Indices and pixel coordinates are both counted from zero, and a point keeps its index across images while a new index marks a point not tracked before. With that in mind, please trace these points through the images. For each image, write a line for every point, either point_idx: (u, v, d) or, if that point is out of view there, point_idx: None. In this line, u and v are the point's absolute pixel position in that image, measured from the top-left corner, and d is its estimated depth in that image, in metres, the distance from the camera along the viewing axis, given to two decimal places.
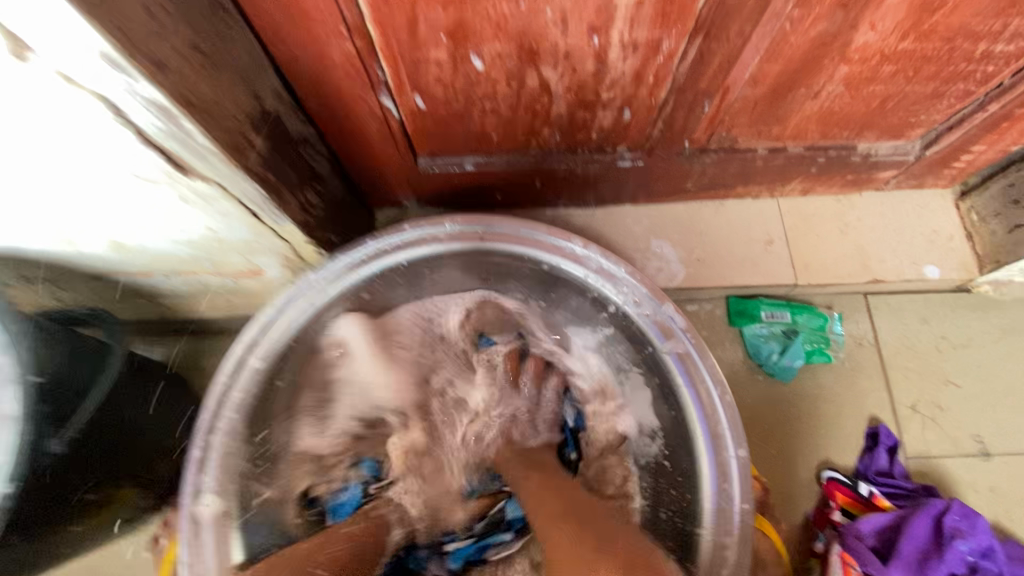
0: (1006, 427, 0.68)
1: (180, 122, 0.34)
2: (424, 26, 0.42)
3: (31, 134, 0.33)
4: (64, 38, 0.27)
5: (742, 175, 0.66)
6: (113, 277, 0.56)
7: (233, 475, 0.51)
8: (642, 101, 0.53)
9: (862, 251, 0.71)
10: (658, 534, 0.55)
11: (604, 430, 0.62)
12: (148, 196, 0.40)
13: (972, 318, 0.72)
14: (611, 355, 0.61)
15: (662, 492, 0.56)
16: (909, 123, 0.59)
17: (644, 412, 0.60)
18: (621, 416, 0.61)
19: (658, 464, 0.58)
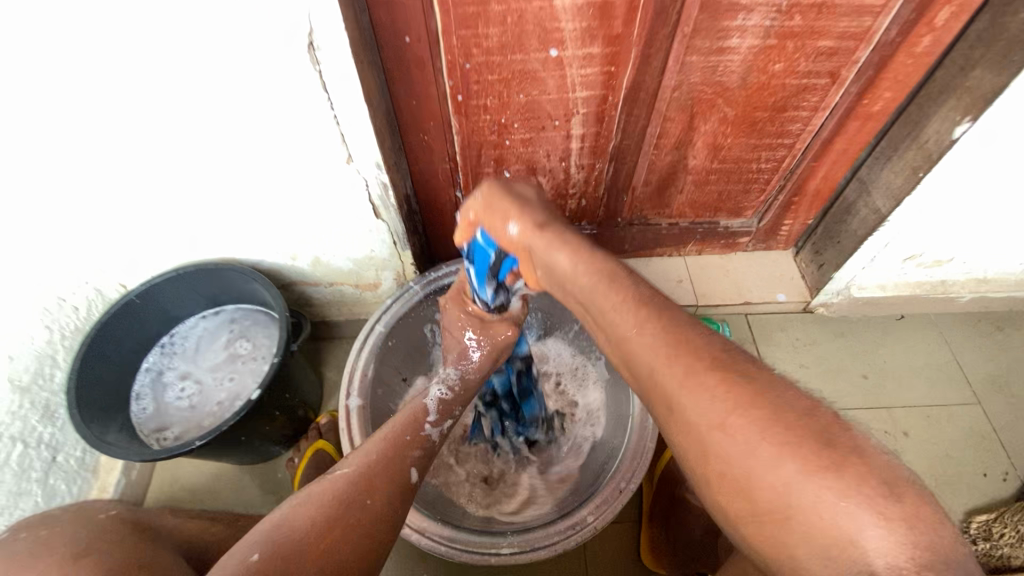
0: (841, 393, 1.05)
1: (388, 192, 0.80)
2: (483, 157, 0.90)
3: (327, 194, 0.79)
4: (366, 157, 0.73)
5: (658, 240, 1.12)
6: (295, 287, 0.98)
7: (366, 392, 0.87)
8: (591, 195, 1.01)
9: (738, 285, 1.14)
10: (610, 450, 0.85)
11: (580, 420, 0.96)
12: (353, 228, 0.85)
13: (814, 328, 1.13)
14: (580, 345, 0.98)
15: (613, 423, 0.89)
16: (742, 208, 1.06)
17: (600, 375, 0.95)
18: (590, 405, 0.96)
19: (610, 408, 0.92)
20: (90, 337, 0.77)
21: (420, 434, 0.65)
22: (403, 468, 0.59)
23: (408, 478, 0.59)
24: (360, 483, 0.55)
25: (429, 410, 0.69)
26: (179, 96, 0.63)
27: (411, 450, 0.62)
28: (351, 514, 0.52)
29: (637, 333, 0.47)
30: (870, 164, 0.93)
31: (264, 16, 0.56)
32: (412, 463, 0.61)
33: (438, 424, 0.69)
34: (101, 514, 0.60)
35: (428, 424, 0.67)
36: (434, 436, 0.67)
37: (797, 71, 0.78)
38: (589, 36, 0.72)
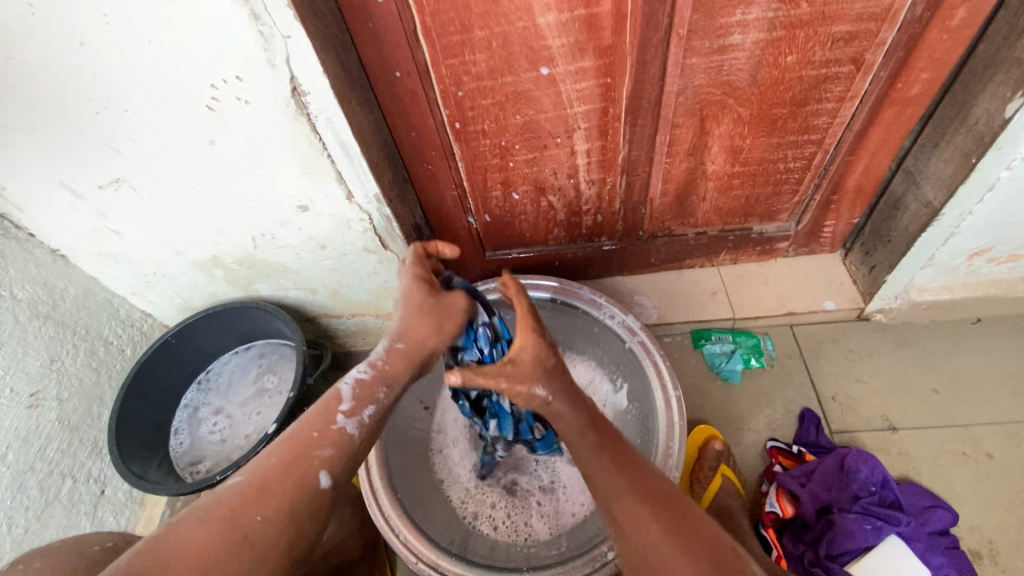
0: (907, 409, 0.93)
1: (392, 223, 0.81)
2: (489, 181, 0.90)
3: (336, 233, 0.81)
4: (366, 192, 0.75)
5: (686, 251, 1.06)
6: (319, 320, 1.01)
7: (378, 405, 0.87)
8: (607, 210, 0.97)
9: (779, 294, 1.05)
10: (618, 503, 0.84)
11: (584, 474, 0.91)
12: (366, 261, 0.87)
13: (872, 336, 1.02)
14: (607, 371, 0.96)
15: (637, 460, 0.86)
16: (774, 212, 0.98)
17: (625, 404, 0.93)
18: None
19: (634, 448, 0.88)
20: (131, 380, 0.83)
21: (330, 428, 0.55)
22: (311, 471, 0.53)
23: (316, 484, 0.53)
24: (253, 499, 0.50)
25: (343, 397, 0.57)
26: (193, 160, 0.68)
27: (318, 450, 0.54)
28: (228, 534, 0.48)
29: (595, 459, 0.57)
30: (917, 153, 0.83)
31: (249, 71, 0.58)
32: (321, 464, 0.54)
33: (355, 413, 0.57)
34: (96, 545, 0.61)
35: (341, 414, 0.56)
36: (347, 429, 0.56)
37: (814, 61, 0.72)
38: (578, 50, 0.70)
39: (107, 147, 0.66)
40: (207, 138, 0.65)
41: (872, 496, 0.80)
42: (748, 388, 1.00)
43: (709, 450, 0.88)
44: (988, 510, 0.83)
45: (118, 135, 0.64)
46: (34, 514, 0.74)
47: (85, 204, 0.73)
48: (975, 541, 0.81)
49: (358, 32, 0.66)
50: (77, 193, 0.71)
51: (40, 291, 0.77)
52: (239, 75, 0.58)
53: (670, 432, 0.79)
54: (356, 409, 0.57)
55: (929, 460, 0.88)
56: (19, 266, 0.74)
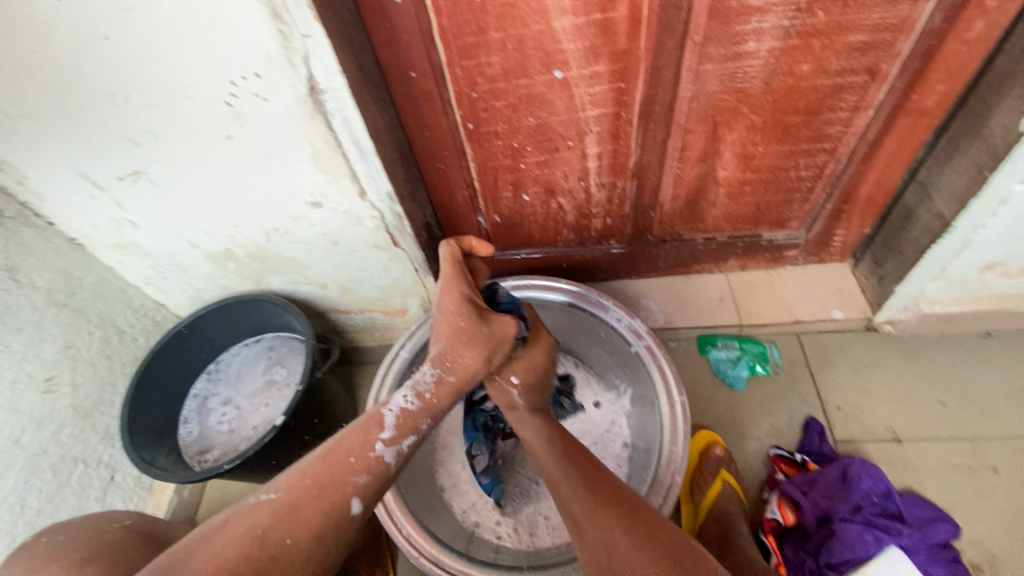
0: (913, 421, 0.93)
1: (403, 221, 0.81)
2: (500, 182, 0.90)
3: (347, 230, 0.82)
4: (378, 190, 0.75)
5: (694, 257, 1.06)
6: (328, 314, 1.02)
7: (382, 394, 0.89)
8: (616, 213, 0.97)
9: (787, 302, 1.04)
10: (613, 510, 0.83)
11: None
12: (376, 258, 0.88)
13: (879, 347, 1.01)
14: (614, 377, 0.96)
15: (641, 466, 0.86)
16: (785, 219, 0.98)
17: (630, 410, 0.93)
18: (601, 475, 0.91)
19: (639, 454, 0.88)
20: (143, 368, 0.85)
21: (370, 456, 0.57)
22: (344, 495, 0.54)
23: (345, 510, 0.54)
24: (284, 517, 0.52)
25: (386, 424, 0.59)
26: (209, 154, 0.69)
27: (355, 477, 0.55)
28: (254, 549, 0.49)
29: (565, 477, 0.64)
30: (931, 164, 0.83)
31: (268, 69, 0.59)
32: (356, 491, 0.55)
33: (394, 442, 0.58)
34: (117, 523, 0.65)
35: (381, 441, 0.58)
36: (385, 457, 0.57)
37: (829, 70, 0.72)
38: (593, 54, 0.70)
39: (127, 140, 0.67)
40: (225, 133, 0.66)
41: (874, 507, 0.80)
42: (753, 395, 1.00)
43: (709, 456, 0.89)
44: (992, 524, 0.83)
45: (138, 128, 0.65)
46: (46, 496, 0.76)
47: (105, 195, 0.74)
48: (978, 556, 0.81)
49: (376, 32, 0.67)
50: (97, 184, 0.72)
51: (58, 279, 0.79)
52: (258, 72, 0.59)
53: (673, 437, 0.79)
54: (396, 439, 0.59)
55: (933, 473, 0.88)
56: (39, 254, 0.76)
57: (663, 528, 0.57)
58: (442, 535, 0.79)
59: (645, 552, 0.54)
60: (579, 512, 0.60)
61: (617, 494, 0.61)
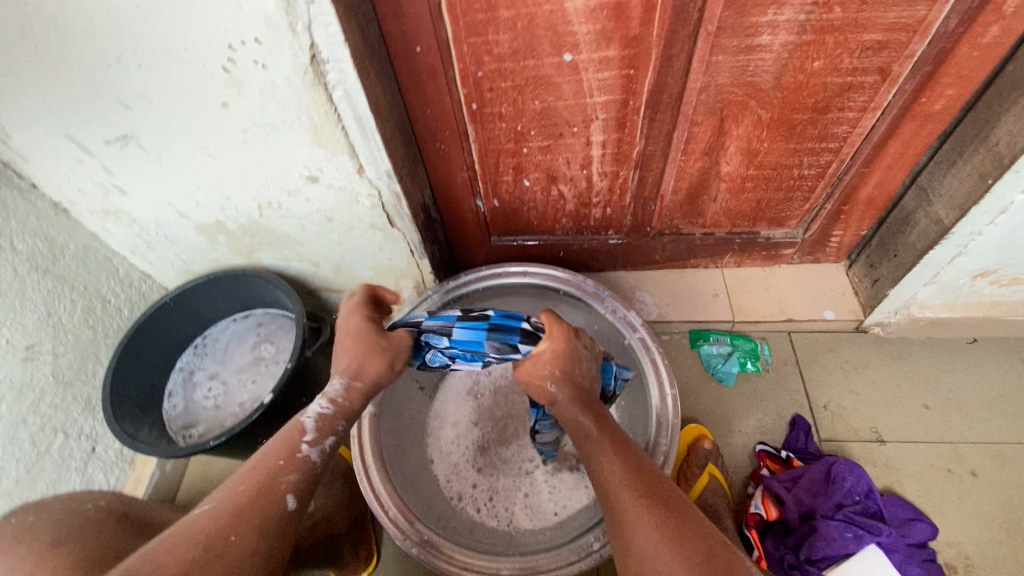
0: (897, 422, 0.95)
1: (402, 201, 0.80)
2: (501, 165, 0.89)
3: (343, 207, 0.80)
4: (377, 167, 0.73)
5: (691, 251, 1.06)
6: (319, 292, 1.00)
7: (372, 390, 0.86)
8: (617, 203, 0.96)
9: (780, 301, 1.05)
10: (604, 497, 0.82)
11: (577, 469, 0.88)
12: (371, 237, 0.86)
13: (868, 348, 1.02)
14: None
15: None
16: (784, 217, 0.98)
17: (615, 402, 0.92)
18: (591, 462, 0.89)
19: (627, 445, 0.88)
20: (127, 339, 0.83)
21: (297, 456, 0.56)
22: (277, 498, 0.53)
23: (282, 507, 0.52)
24: (206, 550, 0.47)
25: (306, 428, 0.59)
26: (203, 122, 0.67)
27: (285, 476, 0.55)
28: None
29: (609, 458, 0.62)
30: (933, 169, 0.83)
31: (269, 35, 0.56)
32: (289, 488, 0.54)
33: (317, 443, 0.58)
34: (90, 503, 0.63)
35: (305, 443, 0.58)
36: (312, 456, 0.57)
37: (840, 69, 0.71)
38: (604, 38, 0.69)
39: (117, 103, 0.64)
40: (221, 100, 0.64)
41: (856, 505, 0.82)
42: (742, 391, 1.00)
43: (697, 448, 0.90)
44: (966, 526, 0.85)
45: (128, 91, 0.63)
46: (24, 467, 0.74)
47: (92, 159, 0.71)
48: (952, 555, 0.83)
49: (381, 3, 0.64)
50: (84, 147, 0.70)
51: (40, 244, 0.76)
52: (257, 38, 0.57)
53: (662, 431, 0.80)
54: (319, 439, 0.59)
55: (913, 474, 0.90)
56: (19, 218, 0.73)
57: (701, 528, 0.54)
58: (429, 517, 0.79)
59: (673, 550, 0.52)
60: (617, 496, 0.59)
61: (653, 487, 0.58)
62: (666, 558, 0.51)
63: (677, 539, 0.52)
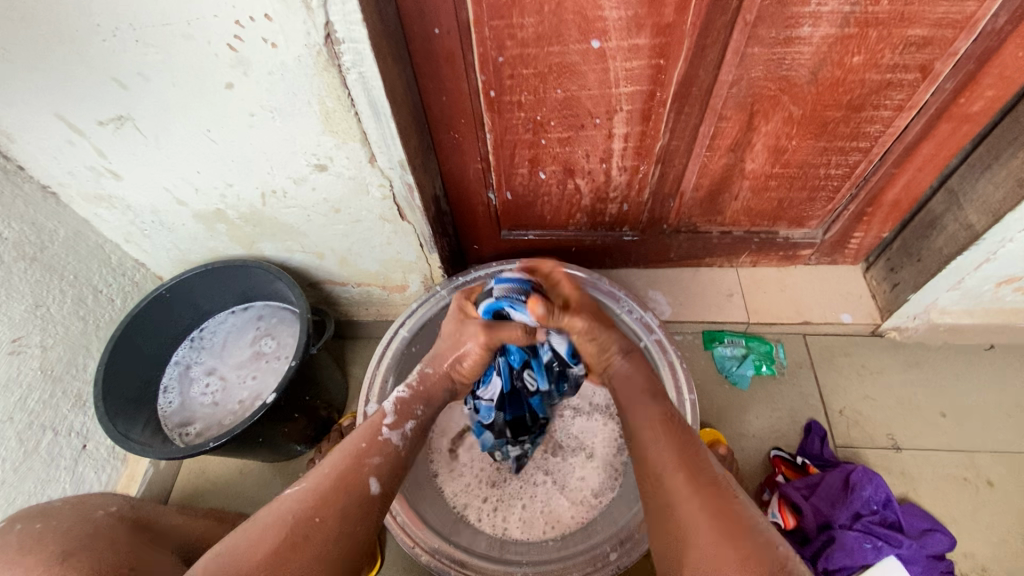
0: (913, 429, 0.93)
1: (413, 193, 0.76)
2: (517, 157, 0.85)
3: (352, 198, 0.75)
4: (390, 156, 0.69)
5: (707, 250, 1.03)
6: (322, 285, 0.96)
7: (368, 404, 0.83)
8: (634, 199, 0.93)
9: (796, 302, 1.02)
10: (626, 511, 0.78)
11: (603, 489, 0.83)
12: (379, 230, 0.82)
13: (884, 353, 1.00)
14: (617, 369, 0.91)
15: None
16: (805, 217, 0.95)
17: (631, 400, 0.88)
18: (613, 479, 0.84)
19: None
20: (120, 333, 0.79)
21: (377, 439, 0.60)
22: (359, 482, 0.56)
23: (365, 491, 0.56)
24: (292, 538, 0.51)
25: (387, 412, 0.63)
26: (204, 104, 0.62)
27: (368, 459, 0.58)
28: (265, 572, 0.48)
29: (653, 438, 0.58)
30: (964, 172, 0.81)
31: (280, 12, 0.52)
32: (372, 471, 0.57)
33: (398, 426, 0.62)
34: (100, 510, 0.60)
35: (387, 426, 0.62)
36: (393, 440, 0.61)
37: (880, 65, 0.67)
38: (636, 25, 0.65)
39: (111, 81, 0.59)
40: (225, 82, 0.59)
41: (873, 515, 0.80)
42: (756, 394, 0.98)
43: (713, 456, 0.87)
44: (982, 536, 0.84)
45: (124, 69, 0.58)
46: (11, 466, 0.70)
47: (84, 141, 0.67)
48: (967, 566, 0.82)
49: None
50: (76, 129, 0.65)
51: (26, 230, 0.72)
52: (266, 14, 0.52)
53: None
54: (399, 423, 0.63)
55: (929, 483, 0.89)
56: (4, 202, 0.69)
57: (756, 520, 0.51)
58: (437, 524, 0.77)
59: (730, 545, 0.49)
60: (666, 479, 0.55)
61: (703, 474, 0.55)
62: (719, 550, 0.48)
63: (729, 533, 0.49)
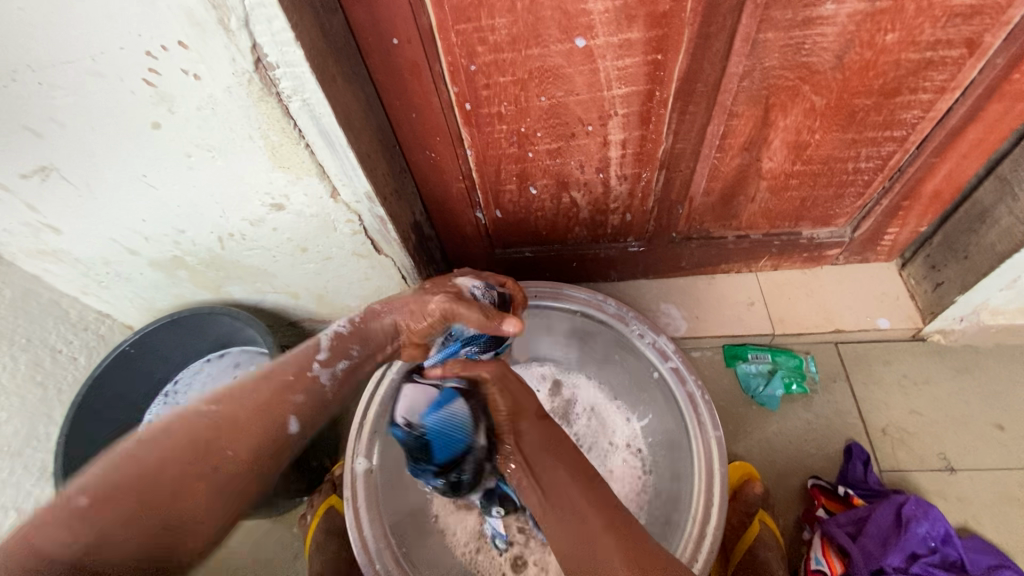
0: (967, 447, 0.83)
1: (388, 225, 0.67)
2: (503, 173, 0.76)
3: (319, 235, 0.67)
4: (354, 188, 0.60)
5: (722, 256, 0.94)
6: (303, 325, 0.89)
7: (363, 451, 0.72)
8: (638, 209, 0.83)
9: (825, 309, 0.92)
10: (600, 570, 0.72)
11: None
12: (355, 265, 0.73)
13: (928, 360, 0.90)
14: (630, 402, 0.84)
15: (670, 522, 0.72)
16: (831, 215, 0.85)
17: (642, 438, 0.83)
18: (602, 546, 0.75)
19: (671, 509, 0.72)
20: (80, 399, 0.71)
21: (307, 376, 0.55)
22: (279, 420, 0.52)
23: (282, 429, 0.52)
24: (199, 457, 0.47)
25: (321, 347, 0.57)
26: (137, 147, 0.54)
27: (291, 395, 0.53)
28: (170, 502, 0.45)
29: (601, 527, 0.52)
30: (1018, 156, 0.70)
31: (195, 36, 0.43)
32: (293, 410, 0.53)
33: (330, 364, 0.56)
34: None
35: (318, 362, 0.56)
36: (322, 379, 0.56)
37: (919, 42, 0.57)
38: (626, 17, 0.55)
39: (23, 130, 0.51)
40: (150, 121, 0.51)
41: (933, 554, 0.70)
42: (787, 414, 0.89)
43: (746, 495, 0.79)
44: None
45: (34, 115, 0.49)
46: None
47: (12, 198, 0.59)
48: None
49: None
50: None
51: None
52: (180, 41, 0.44)
53: (708, 478, 0.67)
54: (332, 360, 0.57)
55: (991, 509, 0.78)
56: None
57: None
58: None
59: None
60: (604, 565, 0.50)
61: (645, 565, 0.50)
62: None
63: None
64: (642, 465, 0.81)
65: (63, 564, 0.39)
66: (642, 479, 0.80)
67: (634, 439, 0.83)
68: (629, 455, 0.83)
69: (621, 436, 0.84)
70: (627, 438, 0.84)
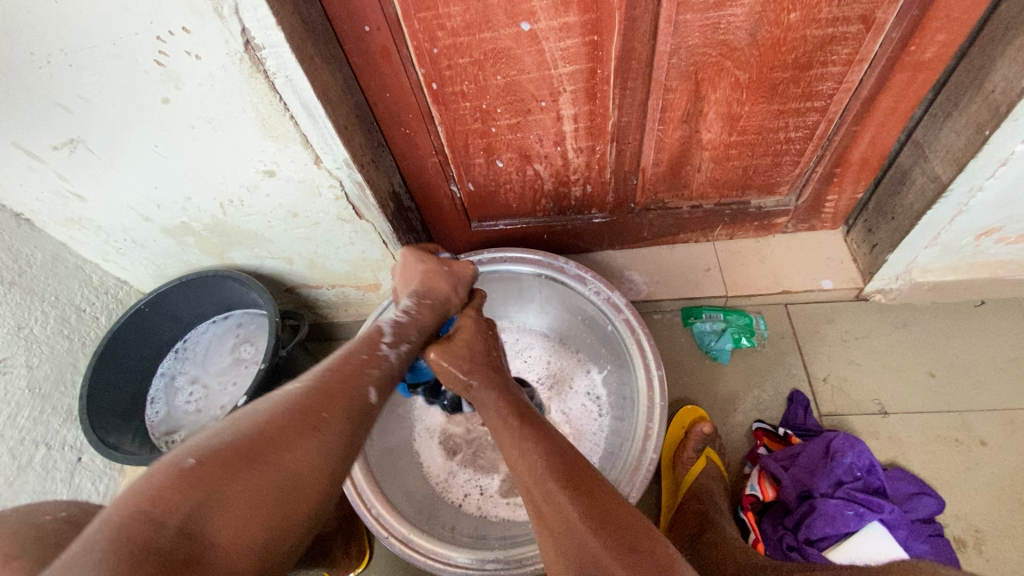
0: (900, 393, 0.91)
1: (366, 191, 0.77)
2: (471, 147, 0.85)
3: (307, 200, 0.77)
4: (334, 156, 0.70)
5: (679, 226, 1.02)
6: (298, 290, 0.99)
7: None
8: (596, 180, 0.92)
9: (775, 273, 1.00)
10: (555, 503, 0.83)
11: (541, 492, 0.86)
12: (340, 230, 0.83)
13: (869, 318, 0.98)
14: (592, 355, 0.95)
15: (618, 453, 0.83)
16: (774, 184, 0.93)
17: (599, 386, 0.95)
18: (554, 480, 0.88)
19: (622, 443, 0.82)
20: (101, 348, 0.82)
21: (376, 353, 0.57)
22: (359, 390, 0.52)
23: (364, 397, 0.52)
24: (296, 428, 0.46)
25: (386, 330, 0.61)
26: (148, 120, 0.64)
27: (369, 368, 0.55)
28: (270, 475, 0.43)
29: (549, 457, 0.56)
30: (928, 123, 0.78)
31: (195, 23, 0.53)
32: (371, 382, 0.54)
33: (396, 344, 0.60)
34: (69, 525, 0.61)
35: (386, 343, 0.59)
36: (391, 355, 0.58)
37: (819, 19, 0.66)
38: (561, 4, 0.64)
39: (55, 105, 0.61)
40: (160, 96, 0.61)
41: (857, 482, 0.78)
42: (738, 367, 0.97)
43: (693, 434, 0.87)
44: (974, 495, 0.82)
45: (63, 91, 0.59)
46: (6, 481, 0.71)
47: (46, 167, 0.69)
48: (960, 529, 0.80)
49: None
50: (34, 155, 0.67)
51: (4, 256, 0.74)
52: (183, 27, 0.54)
53: (649, 413, 0.76)
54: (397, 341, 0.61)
55: (918, 446, 0.86)
56: None
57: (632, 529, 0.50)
58: (409, 510, 0.77)
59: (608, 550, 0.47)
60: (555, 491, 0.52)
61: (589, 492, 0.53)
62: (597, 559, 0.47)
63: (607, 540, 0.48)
64: (597, 407, 0.94)
65: (170, 531, 0.37)
66: (597, 419, 0.93)
67: (591, 387, 0.96)
68: (585, 399, 0.95)
69: (580, 382, 0.97)
70: (585, 385, 0.96)
